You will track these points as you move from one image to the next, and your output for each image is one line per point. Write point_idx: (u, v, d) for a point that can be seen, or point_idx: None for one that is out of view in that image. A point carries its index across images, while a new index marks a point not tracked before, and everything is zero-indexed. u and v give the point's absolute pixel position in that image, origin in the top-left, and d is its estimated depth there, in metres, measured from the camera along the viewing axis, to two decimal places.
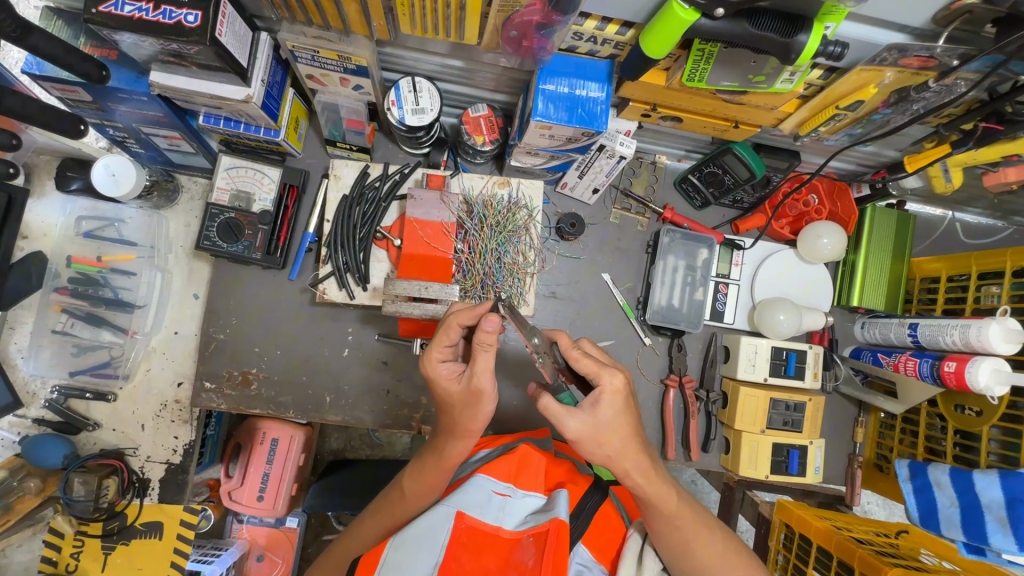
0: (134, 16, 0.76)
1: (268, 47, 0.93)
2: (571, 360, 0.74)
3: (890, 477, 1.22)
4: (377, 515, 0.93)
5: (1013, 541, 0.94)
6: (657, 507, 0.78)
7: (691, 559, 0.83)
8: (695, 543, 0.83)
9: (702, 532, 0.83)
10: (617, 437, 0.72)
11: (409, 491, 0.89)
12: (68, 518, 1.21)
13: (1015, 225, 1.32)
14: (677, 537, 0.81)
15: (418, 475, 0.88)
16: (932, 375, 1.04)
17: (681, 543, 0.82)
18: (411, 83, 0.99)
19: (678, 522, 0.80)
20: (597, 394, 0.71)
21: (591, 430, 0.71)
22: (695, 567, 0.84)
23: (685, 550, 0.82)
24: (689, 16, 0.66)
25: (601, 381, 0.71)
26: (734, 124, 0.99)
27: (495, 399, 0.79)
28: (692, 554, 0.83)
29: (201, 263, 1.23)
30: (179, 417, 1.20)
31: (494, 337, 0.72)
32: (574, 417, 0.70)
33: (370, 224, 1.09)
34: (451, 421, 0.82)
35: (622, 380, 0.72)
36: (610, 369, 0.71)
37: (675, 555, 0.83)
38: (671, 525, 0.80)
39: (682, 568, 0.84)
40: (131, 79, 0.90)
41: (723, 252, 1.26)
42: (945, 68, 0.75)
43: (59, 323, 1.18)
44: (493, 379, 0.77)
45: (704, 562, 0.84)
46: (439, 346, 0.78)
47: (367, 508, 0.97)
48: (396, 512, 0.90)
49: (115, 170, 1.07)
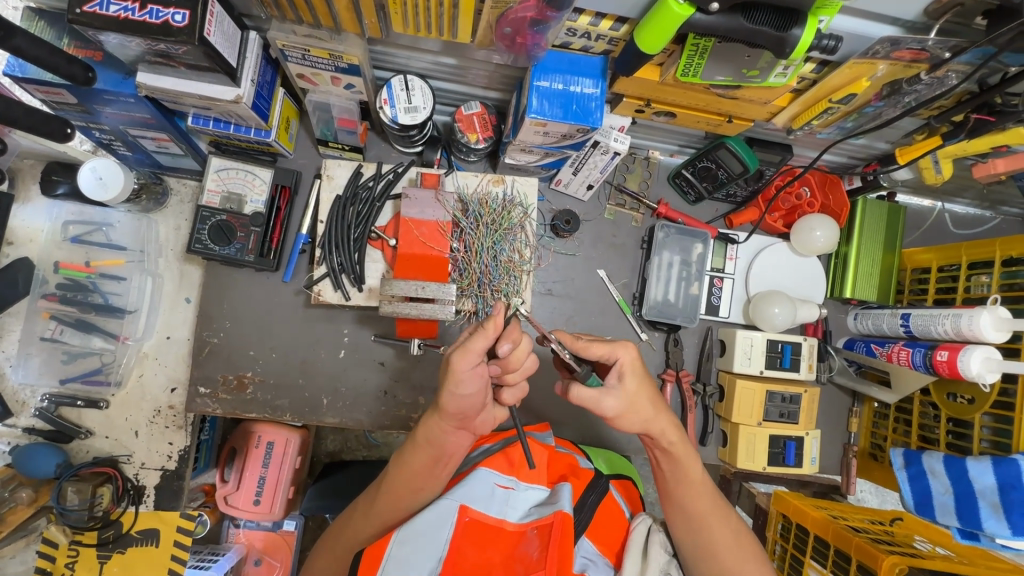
0: (120, 16, 0.75)
1: (257, 46, 0.91)
2: (580, 351, 0.77)
3: (885, 466, 1.24)
4: (373, 508, 0.89)
5: (1006, 526, 0.95)
6: (680, 468, 0.86)
7: (704, 531, 0.87)
8: (709, 516, 0.87)
9: (715, 509, 0.87)
10: (648, 400, 0.78)
11: (414, 479, 0.87)
12: (62, 529, 1.19)
13: (1002, 215, 1.34)
14: (694, 500, 0.87)
15: (416, 451, 0.85)
16: (925, 364, 1.06)
17: (696, 511, 0.87)
18: (403, 81, 0.98)
19: (695, 489, 0.87)
20: (618, 368, 0.77)
21: (627, 403, 0.77)
22: (708, 540, 0.87)
23: (700, 520, 0.87)
24: (683, 11, 0.67)
25: (616, 357, 0.77)
26: (728, 118, 0.99)
27: (468, 387, 0.75)
28: (707, 525, 0.87)
29: (192, 267, 1.21)
30: (174, 423, 1.18)
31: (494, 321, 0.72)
32: (610, 397, 0.75)
33: (364, 224, 1.08)
34: (453, 415, 0.80)
35: (633, 353, 0.77)
36: (620, 345, 0.77)
37: (687, 526, 0.88)
38: (689, 489, 0.87)
39: (693, 540, 0.88)
40: (117, 81, 0.89)
41: (718, 246, 1.27)
42: (937, 61, 0.76)
43: (48, 330, 1.16)
44: (472, 365, 0.72)
45: (717, 537, 0.86)
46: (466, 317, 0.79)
47: (356, 502, 0.94)
48: (394, 500, 0.87)
49: (102, 173, 1.05)
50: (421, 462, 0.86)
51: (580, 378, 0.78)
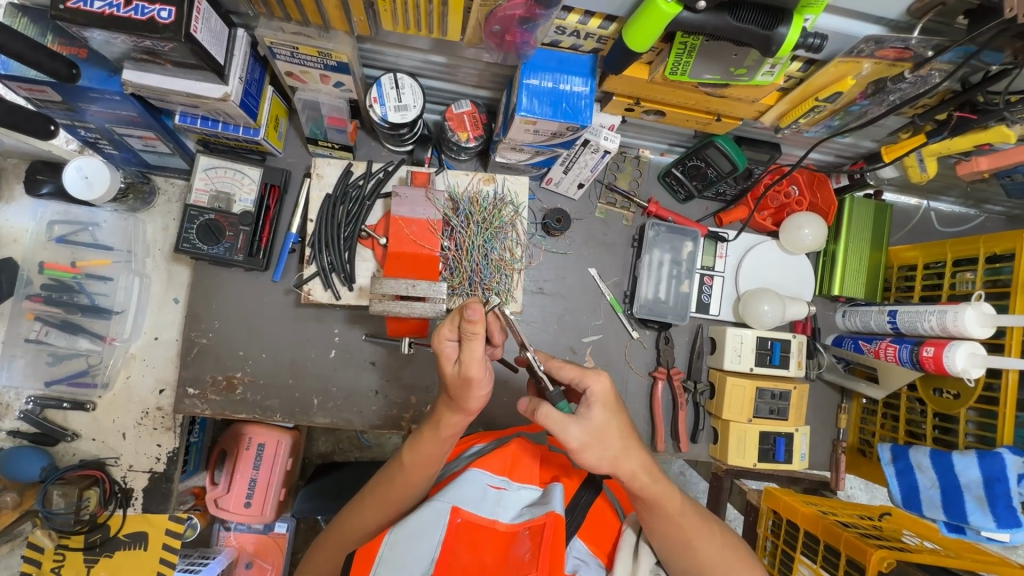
0: (105, 12, 0.73)
1: (245, 43, 0.91)
2: (555, 371, 0.80)
3: (873, 462, 1.25)
4: (373, 503, 0.88)
5: (991, 519, 0.97)
6: (668, 495, 0.81)
7: (694, 554, 0.85)
8: (698, 536, 0.85)
9: (701, 527, 0.86)
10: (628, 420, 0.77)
11: (419, 479, 0.86)
12: (48, 533, 1.18)
13: (986, 213, 1.36)
14: (684, 525, 0.83)
15: (421, 448, 0.85)
16: (912, 360, 1.07)
17: (685, 533, 0.84)
18: (393, 80, 0.98)
19: (682, 513, 0.82)
20: (588, 397, 0.76)
21: (593, 435, 0.74)
22: (695, 559, 0.85)
23: (686, 543, 0.84)
24: (671, 9, 0.67)
25: (587, 385, 0.77)
26: (716, 117, 1.00)
27: (487, 385, 0.76)
28: (693, 545, 0.85)
29: (179, 267, 1.20)
30: (162, 425, 1.17)
31: (479, 326, 0.70)
32: (575, 424, 0.73)
33: (354, 224, 1.08)
34: (450, 406, 0.81)
35: (605, 382, 0.77)
36: (591, 374, 0.77)
37: (675, 552, 0.85)
38: (678, 514, 0.82)
39: (683, 564, 0.86)
40: (103, 78, 0.88)
41: (708, 244, 1.27)
42: (920, 59, 0.77)
43: (33, 331, 1.14)
44: (484, 368, 0.74)
45: (703, 550, 0.86)
46: (449, 321, 0.75)
47: (359, 496, 0.93)
48: (393, 493, 0.87)
49: (88, 172, 1.04)
50: (415, 459, 0.85)
51: (552, 401, 0.76)
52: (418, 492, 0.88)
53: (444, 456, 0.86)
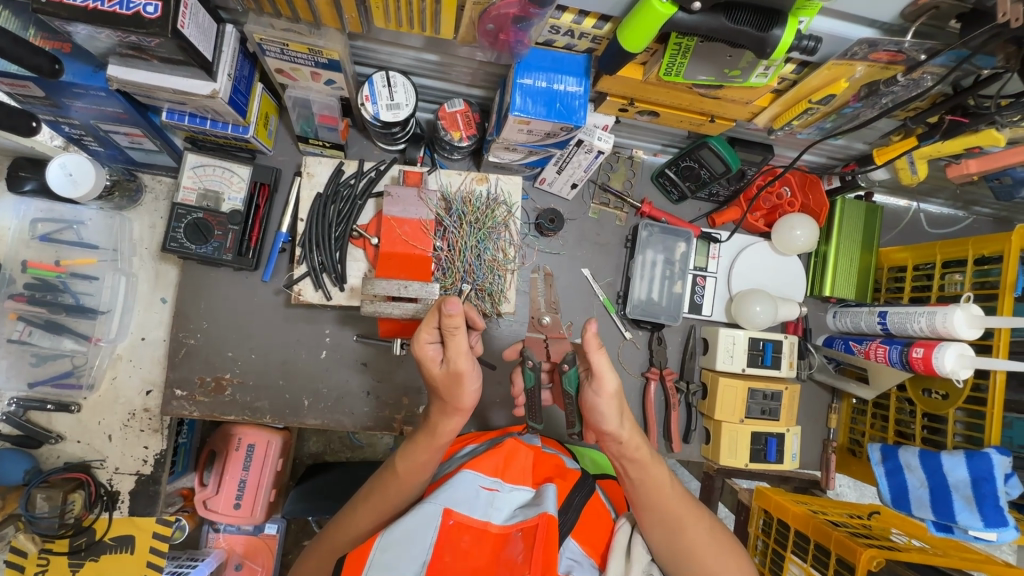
0: (89, 6, 0.71)
1: (234, 39, 0.89)
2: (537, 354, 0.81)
3: (863, 461, 1.26)
4: (367, 506, 0.88)
5: (978, 518, 1.00)
6: (652, 474, 0.83)
7: (681, 537, 0.85)
8: (685, 519, 0.86)
9: (689, 509, 0.87)
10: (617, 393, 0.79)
11: (412, 481, 0.86)
12: (31, 537, 1.16)
13: (974, 215, 1.37)
14: (669, 508, 0.84)
15: (412, 452, 0.84)
16: (902, 360, 1.07)
17: (674, 515, 0.85)
18: (385, 77, 0.97)
19: (668, 494, 0.84)
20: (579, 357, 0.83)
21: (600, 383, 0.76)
22: (686, 542, 0.86)
23: (675, 525, 0.85)
24: (666, 10, 0.67)
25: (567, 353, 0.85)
26: (711, 118, 1.00)
27: (478, 377, 0.76)
28: (684, 528, 0.86)
29: (168, 266, 1.18)
30: (149, 426, 1.15)
31: (460, 319, 0.69)
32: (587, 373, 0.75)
33: (346, 223, 1.06)
34: (444, 410, 0.80)
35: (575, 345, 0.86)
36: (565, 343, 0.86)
37: (665, 535, 0.85)
38: (664, 494, 0.84)
39: (671, 547, 0.86)
40: (87, 74, 0.86)
41: (700, 245, 1.27)
42: (913, 63, 0.77)
43: (15, 332, 1.11)
44: (471, 359, 0.74)
45: (694, 535, 0.86)
46: (426, 322, 0.74)
47: (353, 499, 0.92)
48: (386, 496, 0.86)
49: (72, 169, 1.02)
50: (408, 462, 0.85)
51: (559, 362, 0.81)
52: (411, 495, 0.87)
53: (436, 460, 0.85)
